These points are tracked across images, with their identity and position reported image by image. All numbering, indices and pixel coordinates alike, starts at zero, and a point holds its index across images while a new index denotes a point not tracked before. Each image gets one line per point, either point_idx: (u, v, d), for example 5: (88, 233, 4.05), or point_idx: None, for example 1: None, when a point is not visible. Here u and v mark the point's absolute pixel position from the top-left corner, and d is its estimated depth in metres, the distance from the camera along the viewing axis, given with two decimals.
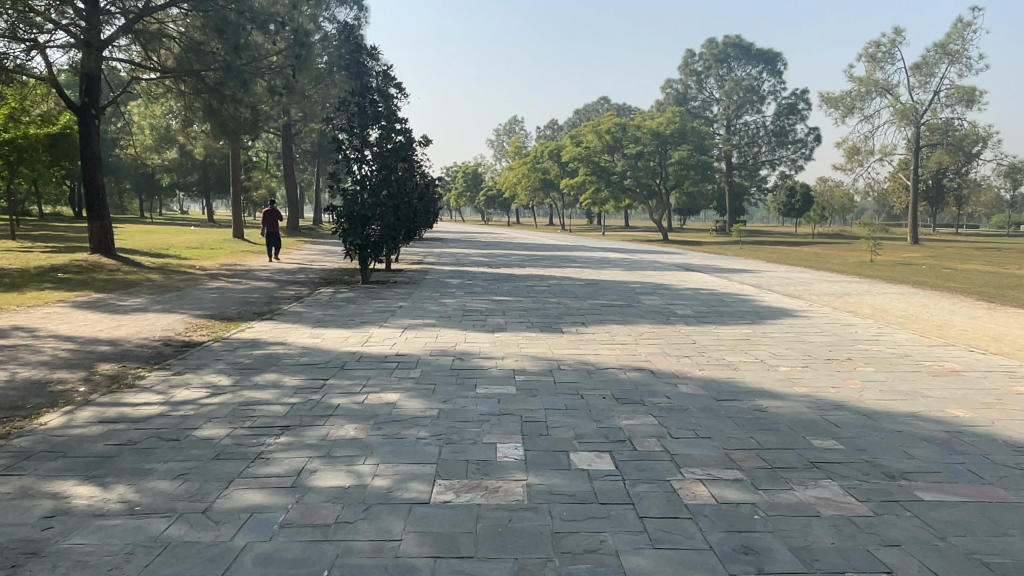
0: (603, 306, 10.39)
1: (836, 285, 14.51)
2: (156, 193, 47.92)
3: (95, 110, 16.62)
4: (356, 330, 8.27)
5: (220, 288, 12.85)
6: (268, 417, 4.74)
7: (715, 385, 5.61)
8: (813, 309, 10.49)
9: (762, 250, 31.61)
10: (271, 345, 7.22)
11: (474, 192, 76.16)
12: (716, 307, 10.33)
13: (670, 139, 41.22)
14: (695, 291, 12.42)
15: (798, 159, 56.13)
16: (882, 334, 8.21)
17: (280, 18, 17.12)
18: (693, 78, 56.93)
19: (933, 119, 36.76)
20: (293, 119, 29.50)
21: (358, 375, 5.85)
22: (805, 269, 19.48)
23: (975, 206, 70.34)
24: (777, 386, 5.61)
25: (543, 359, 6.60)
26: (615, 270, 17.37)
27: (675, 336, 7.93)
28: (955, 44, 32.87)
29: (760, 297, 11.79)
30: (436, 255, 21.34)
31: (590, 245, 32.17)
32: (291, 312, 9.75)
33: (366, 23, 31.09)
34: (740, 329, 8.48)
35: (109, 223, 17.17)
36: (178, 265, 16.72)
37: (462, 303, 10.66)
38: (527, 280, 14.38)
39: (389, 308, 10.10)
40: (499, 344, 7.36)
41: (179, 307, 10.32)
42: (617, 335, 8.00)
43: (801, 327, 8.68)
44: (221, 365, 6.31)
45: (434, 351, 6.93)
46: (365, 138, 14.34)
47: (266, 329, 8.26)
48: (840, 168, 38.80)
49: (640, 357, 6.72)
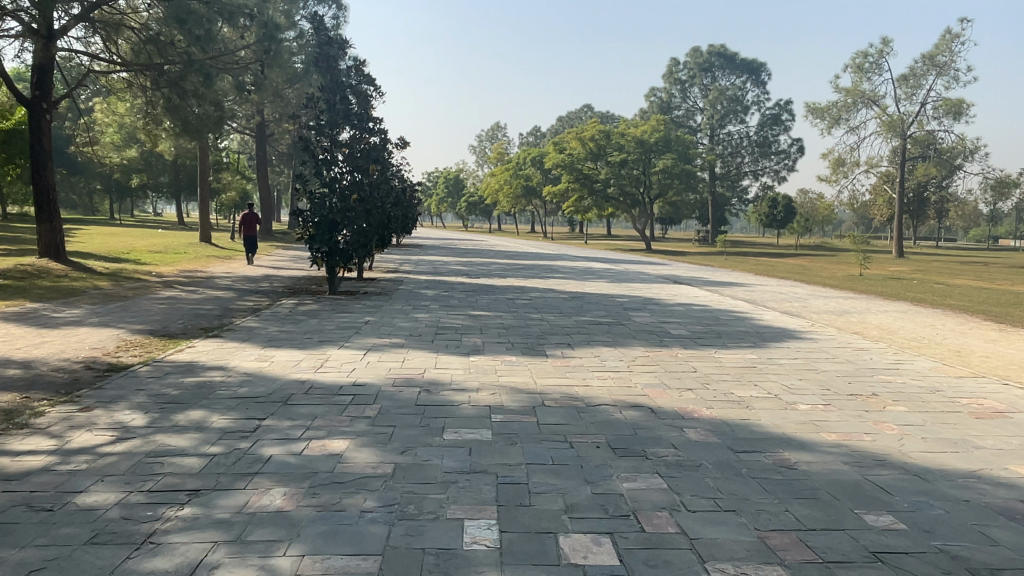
0: (590, 324, 9.47)
1: (833, 301, 13.74)
2: (126, 194, 46.37)
3: (46, 103, 15.33)
4: (311, 350, 7.26)
5: (173, 297, 11.75)
6: (174, 477, 3.74)
7: (728, 429, 4.70)
8: (818, 329, 9.66)
9: (750, 262, 31.04)
10: (206, 371, 6.21)
11: (454, 198, 75.11)
12: (713, 326, 9.47)
13: (655, 147, 40.74)
14: (687, 307, 11.54)
15: (781, 170, 55.77)
16: (901, 362, 7.38)
17: (249, 9, 16.17)
18: (678, 87, 56.43)
19: (918, 131, 36.47)
20: (265, 118, 28.42)
21: (301, 414, 4.87)
22: (795, 282, 18.76)
23: (954, 221, 70.61)
24: (801, 431, 4.73)
25: (526, 391, 5.65)
26: (599, 282, 16.48)
27: (671, 362, 7.01)
28: (943, 55, 32.56)
29: (758, 314, 10.95)
30: (413, 263, 20.36)
31: (572, 254, 31.35)
32: (244, 328, 8.72)
33: (345, 23, 30.14)
34: (744, 353, 7.61)
35: (59, 225, 15.85)
36: (133, 271, 15.53)
37: (435, 319, 9.68)
38: (507, 292, 13.45)
39: (353, 324, 9.09)
40: (475, 371, 6.41)
41: (116, 320, 9.23)
42: (607, 359, 7.09)
43: (810, 352, 7.81)
44: (139, 399, 5.28)
45: (398, 380, 5.96)
46: (335, 139, 13.37)
47: (207, 350, 7.23)
48: (825, 179, 38.29)
49: (637, 389, 5.80)
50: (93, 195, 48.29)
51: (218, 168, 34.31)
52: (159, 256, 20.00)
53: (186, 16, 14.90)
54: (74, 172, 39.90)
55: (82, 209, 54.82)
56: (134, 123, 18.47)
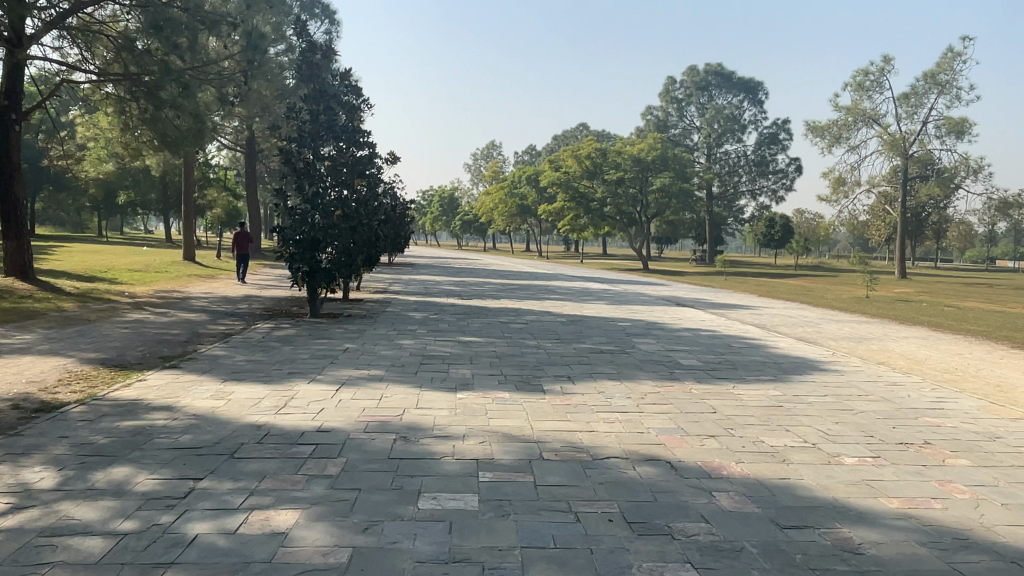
0: (591, 352, 8.62)
1: (847, 326, 12.92)
2: (114, 211, 45.48)
3: (15, 114, 14.26)
4: (276, 385, 6.39)
5: (139, 320, 10.85)
6: (64, 570, 2.88)
7: (768, 494, 3.86)
8: (841, 359, 8.83)
9: (750, 283, 30.21)
10: (149, 413, 5.33)
11: (449, 217, 74.23)
12: (725, 355, 8.65)
13: (652, 165, 39.86)
14: (694, 332, 10.71)
15: (779, 190, 55.15)
16: (944, 401, 6.55)
17: (232, 19, 15.33)
18: (674, 106, 56.06)
19: (920, 149, 36.04)
20: (254, 133, 27.68)
21: (248, 472, 4.01)
22: (802, 305, 17.98)
23: (950, 241, 70.28)
24: (855, 498, 3.91)
25: (520, 438, 4.80)
26: (598, 304, 15.67)
27: (687, 400, 6.16)
28: (945, 74, 32.31)
29: (772, 341, 10.12)
30: (403, 284, 19.50)
31: (568, 274, 30.53)
32: (207, 357, 7.84)
33: (338, 37, 29.48)
34: (767, 389, 6.76)
35: (27, 242, 14.80)
36: (104, 291, 14.61)
37: (422, 347, 8.83)
38: (500, 315, 12.61)
39: (330, 353, 8.20)
40: (465, 411, 5.56)
41: (67, 347, 8.32)
42: (614, 396, 6.25)
43: (839, 388, 6.98)
44: (57, 451, 4.40)
45: (371, 424, 5.09)
46: (317, 151, 12.53)
47: (157, 386, 6.34)
48: (825, 199, 37.65)
49: (651, 436, 4.95)
50: (81, 213, 47.41)
51: (205, 184, 33.52)
52: (137, 274, 19.05)
53: (163, 22, 13.89)
54: (60, 189, 39.11)
55: (71, 225, 53.83)
56: (111, 135, 17.48)
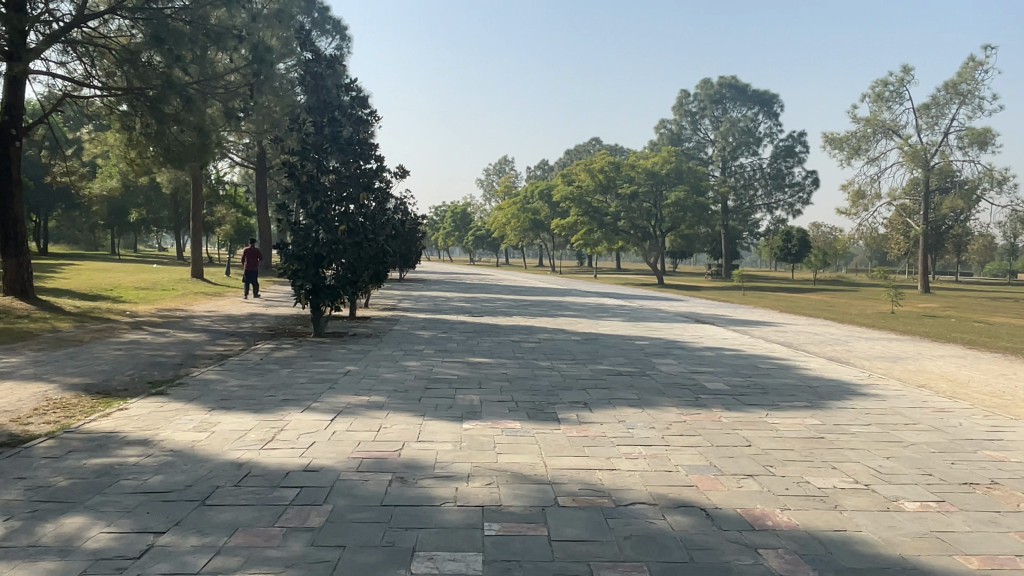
0: (608, 374, 8.04)
1: (878, 345, 12.24)
2: (126, 229, 45.51)
3: (16, 130, 13.97)
4: (265, 414, 5.86)
5: (136, 341, 10.38)
6: None
7: (823, 553, 3.27)
8: (879, 381, 8.19)
9: (770, 298, 29.44)
10: (121, 449, 4.81)
11: (461, 232, 73.88)
12: (754, 378, 8.04)
13: (666, 179, 39.30)
14: (717, 352, 10.08)
15: (795, 204, 54.30)
16: (1002, 431, 5.92)
17: (238, 31, 15.03)
18: (688, 119, 55.65)
19: (942, 161, 35.31)
20: (265, 149, 27.48)
21: (219, 524, 3.49)
22: (826, 322, 17.26)
23: (970, 255, 69.13)
24: (925, 556, 3.31)
25: (531, 479, 4.23)
26: (613, 321, 15.07)
27: (716, 431, 5.57)
28: (966, 84, 31.73)
29: (802, 362, 9.48)
30: (413, 301, 18.96)
31: (582, 290, 29.93)
32: (199, 382, 7.32)
33: (350, 53, 29.24)
34: (804, 417, 6.15)
35: (26, 260, 14.44)
36: (104, 311, 14.18)
37: (428, 369, 8.28)
38: (512, 334, 12.06)
39: (329, 377, 7.67)
40: (471, 445, 5.01)
41: (52, 372, 7.83)
42: (636, 426, 5.66)
43: (882, 415, 6.36)
44: (6, 496, 3.87)
45: (366, 461, 4.55)
46: (321, 164, 12.09)
47: (138, 415, 5.83)
48: (844, 212, 36.88)
49: (681, 476, 4.37)
50: (93, 231, 47.53)
51: (214, 201, 33.36)
52: (142, 293, 18.66)
53: (166, 35, 13.80)
54: (72, 207, 39.10)
55: (85, 243, 53.98)
56: (117, 151, 17.18)
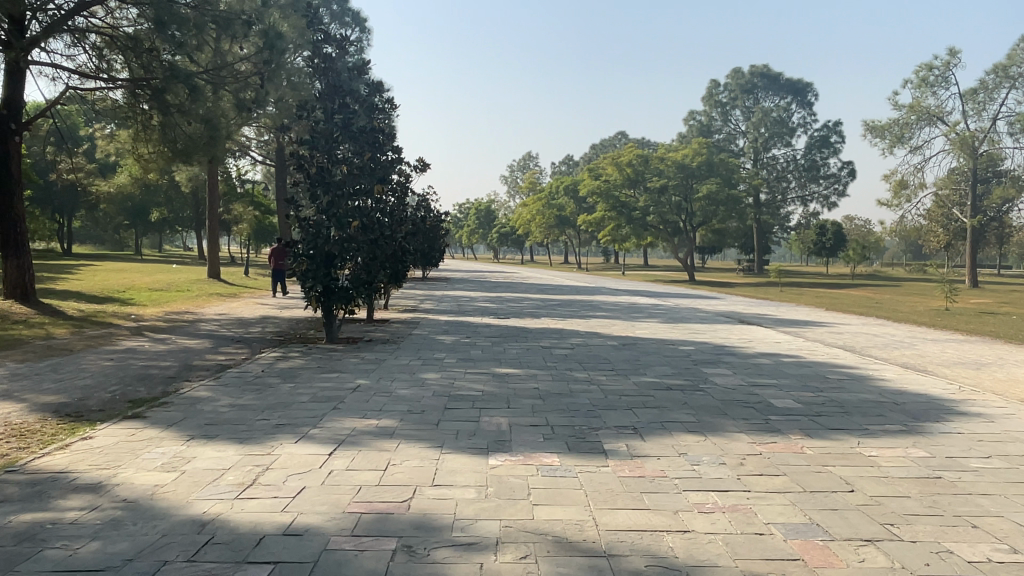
0: (657, 390, 6.95)
1: (952, 348, 10.96)
2: (149, 230, 45.23)
3: (14, 123, 13.21)
4: (251, 446, 4.86)
5: (133, 350, 9.53)
6: None
7: None
8: (976, 396, 6.97)
9: (808, 295, 28.10)
10: (63, 499, 3.85)
11: (486, 229, 72.79)
12: (828, 393, 6.90)
13: (697, 173, 37.85)
14: (775, 360, 8.93)
15: (831, 196, 52.44)
16: None
17: (246, 16, 14.03)
18: (718, 110, 53.96)
19: (990, 149, 33.49)
20: (283, 146, 26.63)
21: None
22: (881, 321, 15.94)
23: (1013, 245, 66.61)
24: None
25: (579, 551, 3.16)
26: (651, 323, 13.94)
27: (804, 469, 4.47)
28: (1017, 67, 29.99)
29: (876, 371, 8.28)
30: (435, 301, 17.93)
31: (612, 287, 28.70)
32: (186, 402, 6.37)
33: (370, 45, 28.22)
34: (906, 448, 4.99)
35: (28, 261, 13.70)
36: (108, 315, 13.39)
37: (449, 383, 7.25)
38: (542, 338, 10.98)
39: (335, 394, 6.66)
40: (499, 492, 3.96)
41: (27, 388, 6.94)
42: (702, 462, 4.57)
43: (1000, 444, 5.18)
44: None
45: (365, 518, 3.55)
46: (333, 155, 11.02)
47: (101, 448, 4.86)
48: (885, 204, 35.19)
49: (777, 542, 3.30)
50: (116, 232, 47.27)
51: (231, 199, 32.81)
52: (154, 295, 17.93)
53: (167, 19, 12.76)
54: (93, 210, 38.69)
55: (110, 244, 54.04)
56: (127, 148, 16.31)
